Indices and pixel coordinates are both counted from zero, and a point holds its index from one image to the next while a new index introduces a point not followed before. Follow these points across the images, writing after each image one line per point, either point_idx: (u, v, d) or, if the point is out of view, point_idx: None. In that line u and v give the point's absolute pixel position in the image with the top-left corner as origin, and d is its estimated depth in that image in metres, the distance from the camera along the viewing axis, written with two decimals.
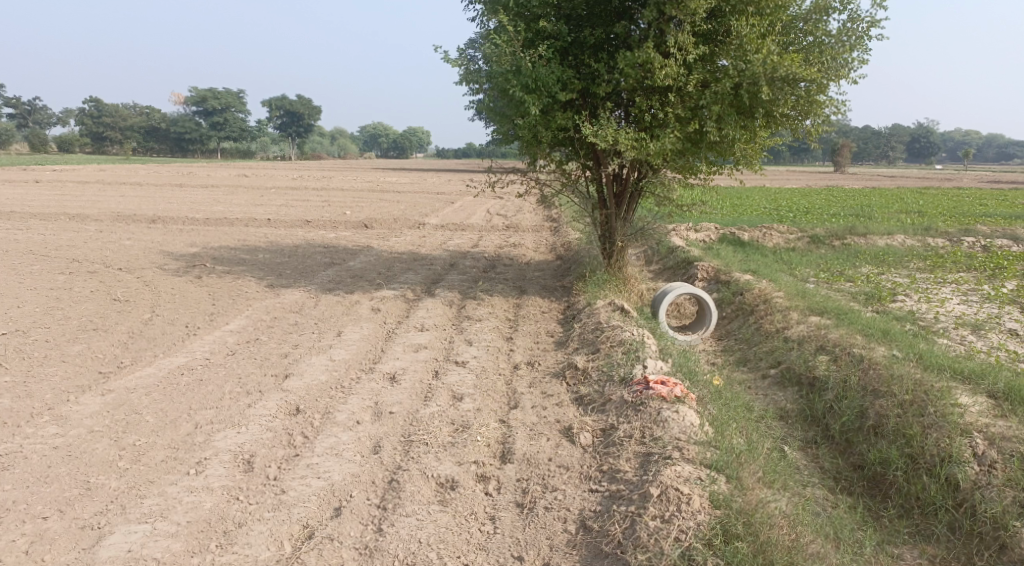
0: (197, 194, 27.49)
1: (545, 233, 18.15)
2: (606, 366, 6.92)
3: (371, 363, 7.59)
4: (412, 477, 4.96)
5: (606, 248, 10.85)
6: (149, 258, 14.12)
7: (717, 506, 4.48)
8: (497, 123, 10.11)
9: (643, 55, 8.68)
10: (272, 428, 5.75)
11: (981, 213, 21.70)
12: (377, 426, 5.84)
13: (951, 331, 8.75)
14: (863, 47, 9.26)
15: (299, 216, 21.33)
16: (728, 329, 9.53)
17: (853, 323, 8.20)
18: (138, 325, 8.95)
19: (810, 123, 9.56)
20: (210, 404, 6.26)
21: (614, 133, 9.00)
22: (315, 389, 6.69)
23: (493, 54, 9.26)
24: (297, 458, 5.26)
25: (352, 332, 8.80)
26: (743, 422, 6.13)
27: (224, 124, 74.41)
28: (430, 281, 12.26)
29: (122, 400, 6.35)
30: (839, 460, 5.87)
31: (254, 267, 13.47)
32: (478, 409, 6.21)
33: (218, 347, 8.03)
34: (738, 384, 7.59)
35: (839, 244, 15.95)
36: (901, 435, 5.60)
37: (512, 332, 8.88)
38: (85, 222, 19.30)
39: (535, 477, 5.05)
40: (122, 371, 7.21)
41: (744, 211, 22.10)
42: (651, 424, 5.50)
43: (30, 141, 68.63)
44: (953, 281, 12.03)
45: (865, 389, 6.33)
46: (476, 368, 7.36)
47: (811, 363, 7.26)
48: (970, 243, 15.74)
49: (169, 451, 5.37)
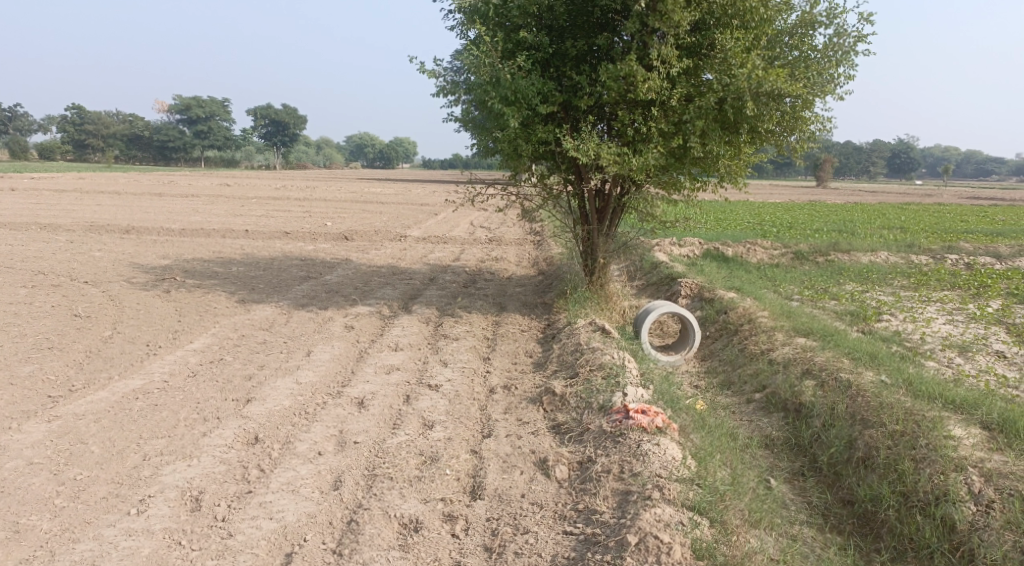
0: (176, 204, 26.99)
1: (527, 247, 17.86)
2: (585, 391, 6.60)
3: (339, 386, 7.22)
4: (371, 518, 4.63)
5: (587, 264, 10.55)
6: (118, 270, 13.65)
7: (698, 557, 4.17)
8: (477, 135, 9.82)
9: (626, 67, 8.42)
10: (226, 461, 5.39)
11: (963, 230, 21.67)
12: (340, 457, 5.48)
13: (938, 353, 8.53)
14: (850, 62, 9.07)
15: (277, 227, 20.91)
16: (712, 349, 9.26)
17: (839, 345, 7.95)
18: (96, 343, 8.53)
19: (795, 139, 9.34)
20: (162, 433, 5.88)
21: (595, 147, 8.73)
22: (277, 415, 6.32)
23: (471, 64, 8.98)
24: (250, 495, 4.91)
25: (322, 351, 8.42)
26: (728, 453, 5.82)
27: (207, 133, 73.72)
28: (408, 297, 11.90)
29: (68, 428, 5.95)
30: (827, 495, 5.58)
31: (227, 281, 13.05)
32: (449, 439, 5.87)
33: (178, 368, 7.64)
34: (722, 409, 7.30)
35: (822, 260, 15.77)
36: (892, 469, 5.32)
37: (489, 352, 8.55)
38: (56, 232, 18.76)
39: (506, 517, 4.72)
40: (73, 395, 6.80)
41: (727, 225, 21.93)
42: (630, 458, 5.17)
43: (10, 147, 67.65)
44: (939, 300, 11.86)
45: (853, 418, 6.05)
46: (449, 392, 7.01)
47: (797, 388, 6.98)
48: (953, 260, 15.63)
49: (111, 486, 5.00)
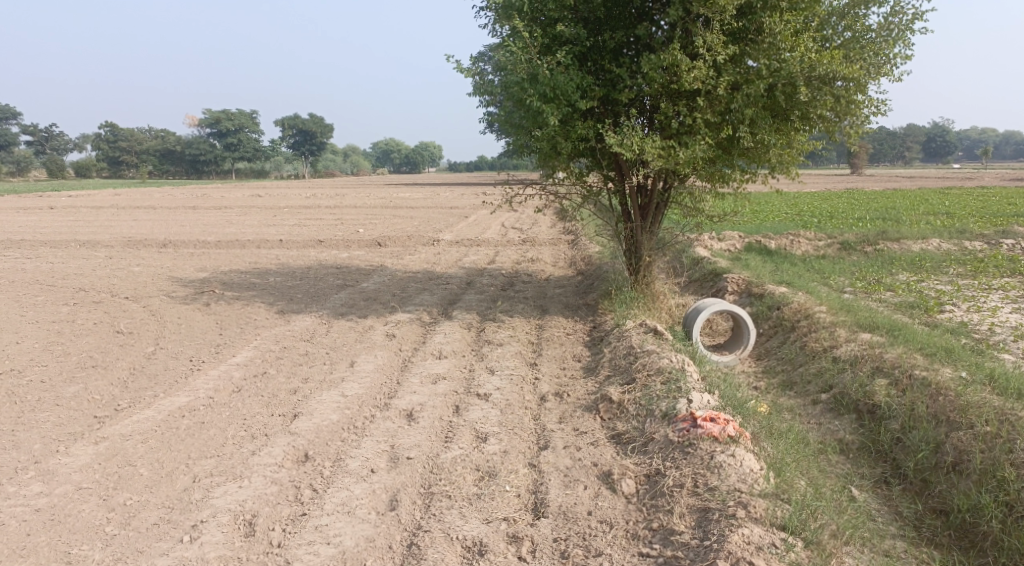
0: (209, 216, 27.20)
1: (563, 247, 17.53)
2: (644, 398, 6.30)
3: (386, 398, 6.99)
4: (433, 541, 4.40)
5: (631, 263, 10.19)
6: (157, 285, 13.62)
7: None
8: (513, 135, 9.54)
9: (670, 57, 8.10)
10: (278, 481, 5.18)
11: (1013, 213, 20.79)
12: (394, 475, 5.24)
13: (1011, 345, 8.04)
14: (906, 41, 8.62)
15: (311, 236, 20.85)
16: (768, 347, 8.87)
17: (908, 340, 7.51)
18: (139, 360, 8.43)
19: (848, 124, 8.89)
20: (209, 452, 5.70)
21: (639, 141, 8.39)
22: (325, 430, 6.10)
23: (508, 62, 8.72)
24: (305, 518, 4.70)
25: (366, 361, 8.22)
26: (804, 462, 5.49)
27: (237, 145, 74.53)
28: (447, 302, 11.66)
29: (115, 450, 5.81)
30: (917, 504, 5.23)
31: (265, 292, 12.94)
32: (505, 452, 5.60)
33: (223, 383, 7.48)
34: (787, 411, 6.95)
35: (871, 250, 15.20)
36: (990, 477, 4.98)
37: (537, 358, 8.27)
38: (95, 248, 18.91)
39: (575, 537, 4.45)
40: (119, 415, 6.66)
41: (766, 217, 21.34)
42: (704, 470, 4.86)
43: (48, 167, 68.88)
44: (1001, 287, 11.30)
45: (936, 419, 5.75)
46: (499, 401, 6.74)
47: (868, 388, 6.61)
48: (1009, 245, 14.95)
49: (162, 511, 4.82)
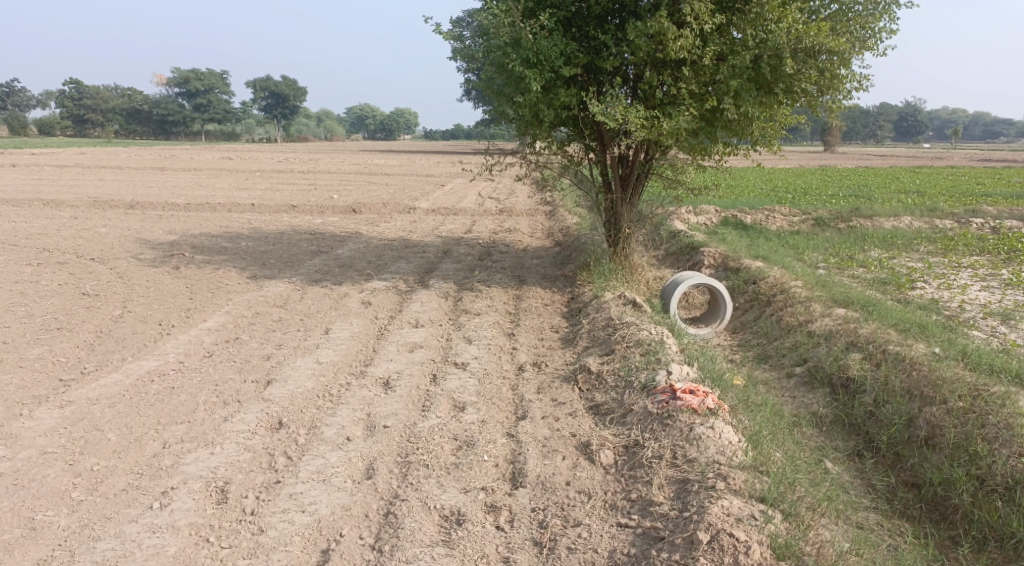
0: (178, 178, 26.60)
1: (540, 217, 17.41)
2: (623, 370, 6.28)
3: (362, 365, 6.90)
4: (410, 510, 4.35)
5: (611, 234, 10.13)
6: (125, 247, 13.27)
7: (779, 556, 3.88)
8: (494, 101, 9.38)
9: (656, 24, 7.95)
10: (251, 448, 5.07)
11: (981, 193, 21.08)
12: (370, 443, 5.17)
13: (980, 322, 8.15)
14: (892, 16, 8.58)
15: (284, 201, 20.47)
16: (743, 320, 8.91)
17: (882, 315, 7.59)
18: (106, 323, 8.21)
19: (830, 99, 8.86)
20: (180, 418, 5.57)
21: (623, 110, 8.27)
22: (300, 397, 6.00)
23: (490, 25, 8.53)
24: (279, 486, 4.62)
25: (341, 329, 8.11)
26: (780, 435, 5.53)
27: (207, 107, 72.80)
28: (423, 271, 11.53)
29: (82, 414, 5.65)
30: (890, 478, 5.32)
31: (237, 256, 12.68)
32: (484, 421, 5.55)
33: (193, 349, 7.31)
34: (762, 384, 6.99)
35: (844, 226, 15.32)
36: (962, 452, 5.06)
37: (514, 328, 8.22)
38: (60, 208, 18.38)
39: (554, 507, 4.43)
40: (85, 378, 6.49)
41: (741, 192, 21.38)
42: (683, 442, 4.87)
43: (10, 124, 66.74)
44: (970, 265, 11.46)
45: (909, 394, 5.83)
46: (477, 371, 6.68)
47: (842, 362, 6.66)
48: (979, 224, 15.16)
49: (130, 477, 4.71)
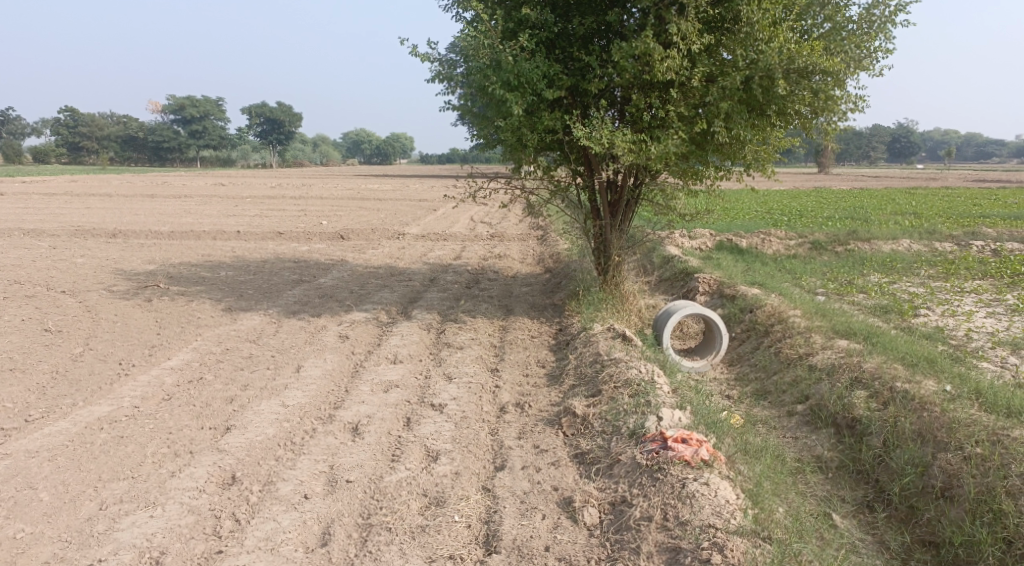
0: (168, 205, 26.23)
1: (531, 242, 16.99)
2: (610, 413, 5.80)
3: (330, 408, 6.39)
4: None
5: (600, 262, 9.68)
6: (99, 278, 12.76)
7: None
8: (477, 126, 9.00)
9: (642, 45, 7.59)
10: (196, 510, 4.58)
11: (979, 214, 20.76)
12: (330, 502, 4.67)
13: (989, 353, 7.68)
14: (888, 34, 8.23)
15: (271, 227, 20.02)
16: (740, 352, 8.42)
17: (887, 348, 7.11)
18: (64, 362, 7.71)
19: (825, 120, 8.49)
20: (123, 474, 5.06)
21: (609, 134, 7.88)
22: (258, 447, 5.49)
23: (470, 46, 8.15)
24: (220, 557, 4.13)
25: (313, 366, 7.60)
26: (782, 487, 5.06)
27: (202, 133, 72.79)
28: (407, 301, 11.04)
29: (16, 470, 5.14)
30: (905, 536, 4.88)
31: (214, 287, 12.19)
32: (457, 474, 5.05)
33: (152, 391, 6.81)
34: (761, 424, 6.50)
35: (841, 250, 14.89)
36: (984, 507, 4.63)
37: (498, 363, 7.73)
38: (40, 237, 17.92)
39: None
40: (28, 427, 5.97)
41: (737, 216, 20.98)
42: (675, 501, 4.40)
43: (4, 152, 66.53)
44: (973, 290, 11.02)
45: (921, 438, 5.37)
46: (454, 413, 6.19)
47: (847, 400, 6.17)
48: (979, 247, 14.73)
49: (55, 547, 4.22)
